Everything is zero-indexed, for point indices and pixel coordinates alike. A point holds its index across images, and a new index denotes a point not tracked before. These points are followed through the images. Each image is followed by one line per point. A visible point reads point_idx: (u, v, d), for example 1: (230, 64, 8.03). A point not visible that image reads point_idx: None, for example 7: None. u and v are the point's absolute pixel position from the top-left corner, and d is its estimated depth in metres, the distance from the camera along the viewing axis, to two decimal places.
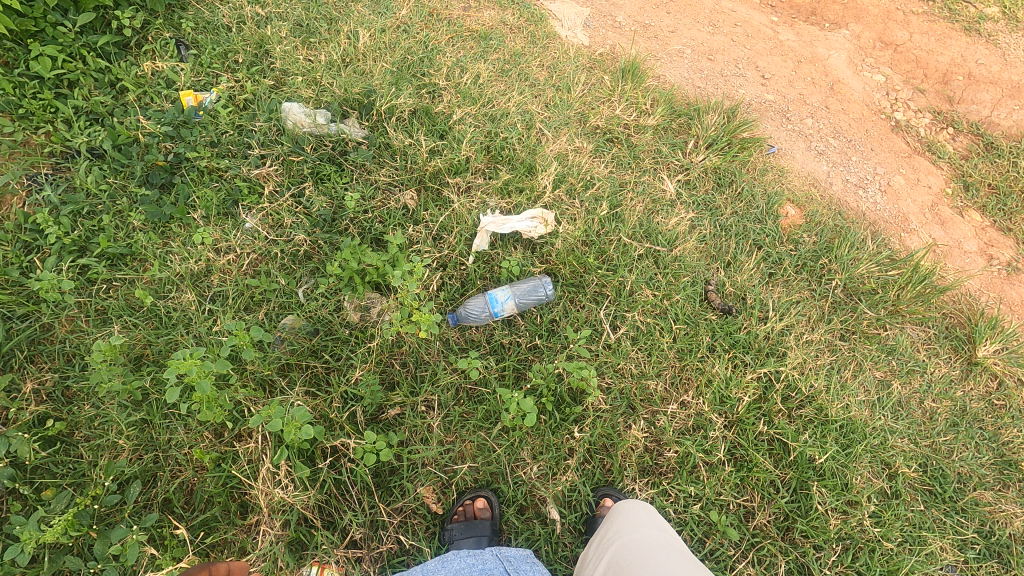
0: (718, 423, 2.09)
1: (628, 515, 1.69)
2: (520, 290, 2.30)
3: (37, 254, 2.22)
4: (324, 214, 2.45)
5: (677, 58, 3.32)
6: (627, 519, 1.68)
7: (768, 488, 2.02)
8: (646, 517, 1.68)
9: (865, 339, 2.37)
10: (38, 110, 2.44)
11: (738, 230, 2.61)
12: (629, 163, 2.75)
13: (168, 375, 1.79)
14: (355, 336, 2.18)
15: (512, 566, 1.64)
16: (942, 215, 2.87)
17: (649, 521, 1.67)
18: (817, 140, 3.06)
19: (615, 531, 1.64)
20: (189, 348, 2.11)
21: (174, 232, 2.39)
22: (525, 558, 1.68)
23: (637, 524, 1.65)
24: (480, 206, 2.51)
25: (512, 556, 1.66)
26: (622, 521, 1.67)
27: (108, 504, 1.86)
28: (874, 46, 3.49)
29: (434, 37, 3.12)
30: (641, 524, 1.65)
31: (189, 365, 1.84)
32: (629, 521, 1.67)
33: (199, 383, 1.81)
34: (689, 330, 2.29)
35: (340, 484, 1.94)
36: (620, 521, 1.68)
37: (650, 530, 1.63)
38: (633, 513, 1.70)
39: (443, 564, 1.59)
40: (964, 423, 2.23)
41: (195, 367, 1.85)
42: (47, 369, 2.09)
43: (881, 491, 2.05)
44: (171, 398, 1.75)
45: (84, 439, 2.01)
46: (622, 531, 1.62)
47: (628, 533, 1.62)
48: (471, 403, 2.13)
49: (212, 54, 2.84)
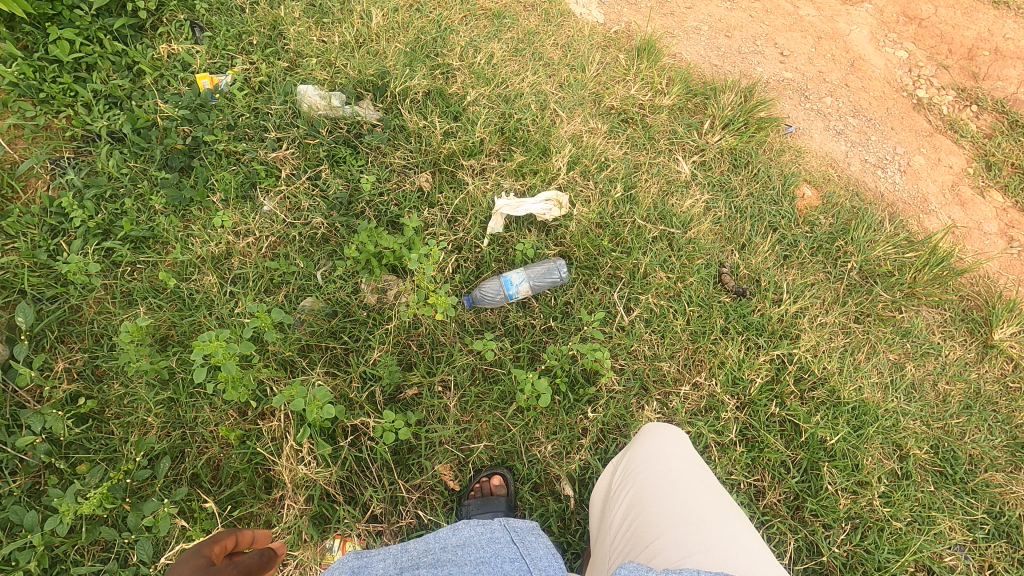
0: (731, 404, 2.11)
1: (652, 452, 1.65)
2: (534, 273, 2.31)
3: (63, 237, 2.33)
4: (340, 197, 2.48)
5: (693, 35, 3.26)
6: (651, 456, 1.65)
7: (779, 468, 2.04)
8: (672, 455, 1.64)
9: (879, 322, 2.36)
10: (58, 94, 2.52)
11: (754, 212, 2.58)
12: (644, 144, 2.74)
13: (194, 357, 1.90)
14: (372, 318, 2.22)
15: (518, 536, 1.59)
16: (962, 196, 2.84)
17: (672, 454, 1.64)
18: (835, 119, 3.01)
19: (637, 465, 1.65)
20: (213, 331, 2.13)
21: (194, 215, 2.45)
22: (530, 526, 1.64)
23: (658, 456, 1.64)
24: (495, 188, 2.53)
25: (517, 524, 1.63)
26: (646, 459, 1.64)
27: (139, 478, 1.97)
28: (897, 20, 3.41)
29: (447, 16, 3.10)
30: (662, 456, 1.64)
31: (214, 347, 1.95)
32: (654, 458, 1.64)
33: (224, 364, 1.91)
34: (703, 313, 2.29)
35: (360, 461, 2.00)
36: (642, 455, 1.68)
37: (673, 468, 1.59)
38: (658, 449, 1.66)
39: (454, 532, 1.58)
40: (977, 405, 2.23)
41: (220, 349, 1.96)
42: (77, 349, 2.20)
43: (892, 472, 2.07)
44: (197, 378, 1.87)
45: (115, 416, 2.13)
46: (643, 466, 1.63)
47: (650, 466, 1.62)
48: (487, 384, 2.16)
49: (226, 36, 2.87)
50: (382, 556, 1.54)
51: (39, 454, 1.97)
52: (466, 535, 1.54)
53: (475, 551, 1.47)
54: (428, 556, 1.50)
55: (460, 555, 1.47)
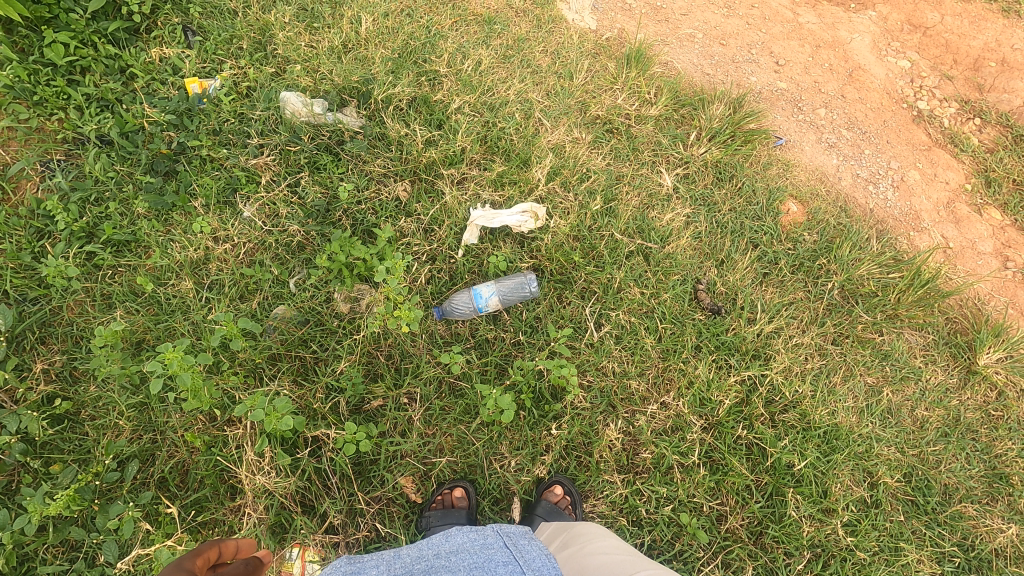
0: (697, 425, 2.07)
1: (589, 527, 1.81)
2: (504, 287, 2.30)
3: (48, 239, 2.38)
4: (318, 204, 2.49)
5: (687, 42, 3.21)
6: (587, 530, 1.80)
7: (743, 492, 2.00)
8: (603, 532, 1.82)
9: (858, 344, 2.30)
10: (51, 97, 2.58)
11: (735, 227, 2.53)
12: (627, 156, 2.71)
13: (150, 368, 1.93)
14: (343, 327, 2.24)
15: (511, 541, 1.61)
16: (958, 213, 2.76)
17: (602, 532, 1.82)
18: (829, 131, 2.94)
19: (578, 536, 1.76)
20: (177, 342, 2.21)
21: (176, 220, 2.49)
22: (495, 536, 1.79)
23: (595, 532, 1.79)
24: (472, 199, 2.51)
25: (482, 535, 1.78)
26: (584, 531, 1.79)
27: (109, 480, 2.02)
28: (901, 29, 3.31)
29: (437, 22, 3.09)
30: (599, 533, 1.78)
31: (171, 359, 1.97)
32: (589, 532, 1.79)
33: (179, 377, 1.93)
34: (675, 330, 2.26)
35: (321, 472, 2.00)
36: (580, 531, 1.80)
37: (611, 539, 1.76)
38: (592, 527, 1.83)
39: (448, 539, 1.59)
40: (956, 433, 2.16)
41: (177, 360, 1.98)
42: (57, 351, 2.26)
43: (860, 500, 2.02)
44: (155, 390, 1.92)
45: (90, 418, 2.18)
46: (586, 536, 1.75)
47: (591, 538, 1.74)
48: (452, 397, 2.16)
49: (217, 40, 2.91)
50: (374, 563, 1.56)
51: (14, 453, 2.00)
52: (458, 542, 1.55)
53: (469, 558, 1.49)
54: (422, 564, 1.50)
55: (453, 562, 1.49)
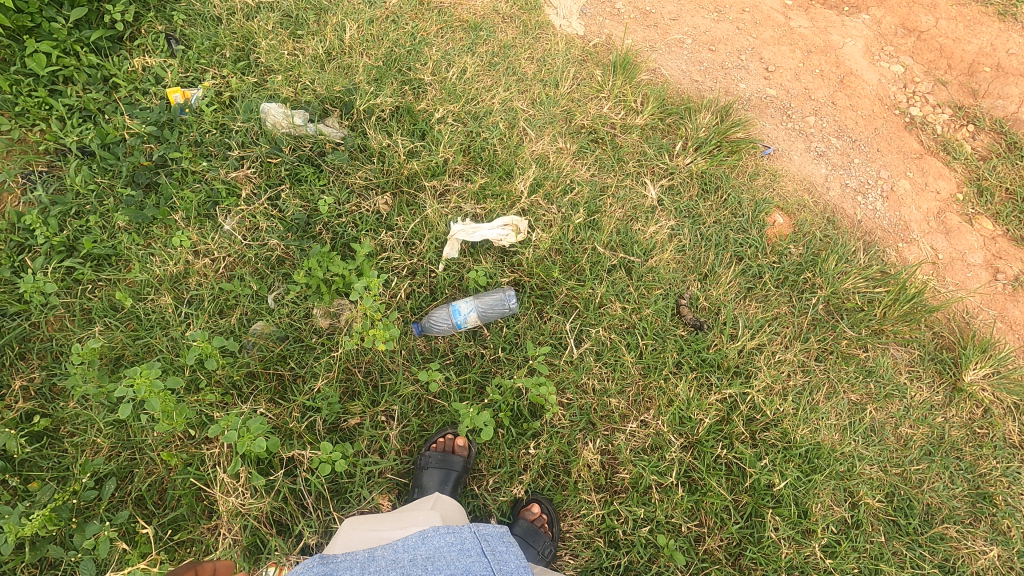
0: (676, 444, 2.05)
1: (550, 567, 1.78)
2: (484, 303, 2.26)
3: (28, 253, 2.37)
4: (298, 218, 2.47)
5: (676, 48, 3.16)
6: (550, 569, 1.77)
7: (722, 513, 1.98)
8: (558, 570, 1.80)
9: (842, 360, 2.27)
10: (33, 108, 2.56)
11: (720, 239, 2.50)
12: (612, 166, 2.67)
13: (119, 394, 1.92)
14: (321, 343, 2.22)
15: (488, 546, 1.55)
16: (948, 223, 2.71)
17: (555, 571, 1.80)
18: (818, 139, 2.90)
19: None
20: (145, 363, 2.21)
21: (156, 233, 2.47)
22: (458, 512, 1.86)
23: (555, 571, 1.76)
24: (454, 212, 2.49)
25: (446, 507, 1.85)
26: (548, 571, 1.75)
27: (86, 499, 2.01)
28: (895, 33, 3.26)
29: (423, 28, 3.05)
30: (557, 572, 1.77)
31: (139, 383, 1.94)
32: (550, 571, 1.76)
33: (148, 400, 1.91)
34: (656, 347, 2.23)
35: (296, 492, 1.99)
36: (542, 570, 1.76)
37: None
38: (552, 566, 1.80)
39: (423, 542, 1.52)
40: (940, 452, 2.13)
41: (145, 386, 1.95)
42: (37, 367, 2.25)
43: (841, 520, 2.00)
44: (122, 414, 1.90)
45: (69, 434, 2.17)
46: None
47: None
48: (431, 415, 2.16)
49: (201, 49, 2.88)
50: (348, 565, 1.49)
51: None
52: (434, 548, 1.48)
53: (443, 566, 1.43)
54: (396, 571, 1.43)
55: (427, 570, 1.42)
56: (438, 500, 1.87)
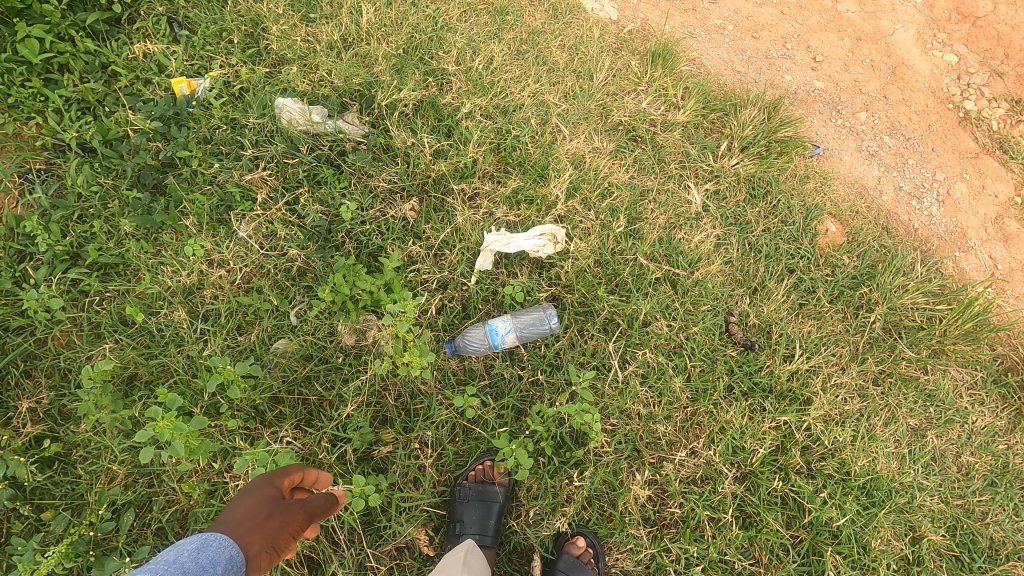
0: (729, 477, 1.95)
1: None
2: (521, 321, 2.13)
3: (29, 262, 2.19)
4: (319, 225, 2.31)
5: (716, 35, 2.94)
6: None
7: (777, 550, 1.90)
8: None
9: (902, 383, 2.14)
10: (27, 99, 2.35)
11: (770, 250, 2.34)
12: (652, 168, 2.49)
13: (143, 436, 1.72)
14: (348, 364, 2.08)
15: None
16: (1007, 230, 2.57)
17: None
18: (869, 138, 2.72)
19: None
20: (160, 385, 2.07)
21: (166, 240, 2.30)
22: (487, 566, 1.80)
23: None
24: (486, 218, 2.32)
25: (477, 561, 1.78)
26: None
27: (104, 531, 1.91)
28: (948, 18, 2.97)
29: (444, 11, 2.80)
30: None
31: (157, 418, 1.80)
32: None
33: (168, 434, 1.77)
34: (705, 369, 2.10)
35: (327, 528, 1.88)
36: None
37: None
38: None
39: None
40: (1003, 483, 2.04)
41: (168, 428, 1.77)
42: (45, 387, 2.10)
43: (902, 557, 1.92)
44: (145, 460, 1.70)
45: (81, 459, 2.03)
46: None
47: None
48: (467, 441, 2.04)
49: (206, 33, 2.64)
50: None
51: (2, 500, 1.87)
52: None
53: None
54: None
55: None
56: (468, 553, 1.79)
